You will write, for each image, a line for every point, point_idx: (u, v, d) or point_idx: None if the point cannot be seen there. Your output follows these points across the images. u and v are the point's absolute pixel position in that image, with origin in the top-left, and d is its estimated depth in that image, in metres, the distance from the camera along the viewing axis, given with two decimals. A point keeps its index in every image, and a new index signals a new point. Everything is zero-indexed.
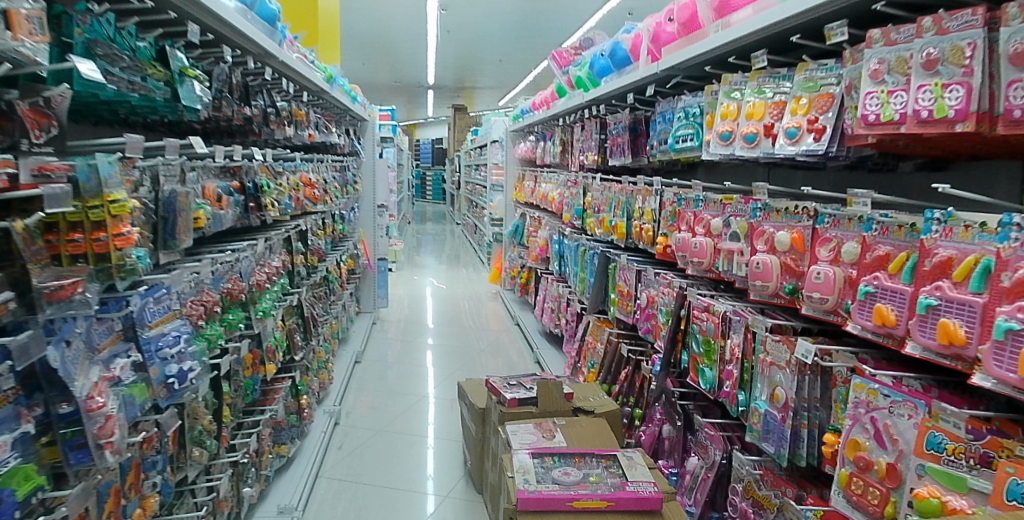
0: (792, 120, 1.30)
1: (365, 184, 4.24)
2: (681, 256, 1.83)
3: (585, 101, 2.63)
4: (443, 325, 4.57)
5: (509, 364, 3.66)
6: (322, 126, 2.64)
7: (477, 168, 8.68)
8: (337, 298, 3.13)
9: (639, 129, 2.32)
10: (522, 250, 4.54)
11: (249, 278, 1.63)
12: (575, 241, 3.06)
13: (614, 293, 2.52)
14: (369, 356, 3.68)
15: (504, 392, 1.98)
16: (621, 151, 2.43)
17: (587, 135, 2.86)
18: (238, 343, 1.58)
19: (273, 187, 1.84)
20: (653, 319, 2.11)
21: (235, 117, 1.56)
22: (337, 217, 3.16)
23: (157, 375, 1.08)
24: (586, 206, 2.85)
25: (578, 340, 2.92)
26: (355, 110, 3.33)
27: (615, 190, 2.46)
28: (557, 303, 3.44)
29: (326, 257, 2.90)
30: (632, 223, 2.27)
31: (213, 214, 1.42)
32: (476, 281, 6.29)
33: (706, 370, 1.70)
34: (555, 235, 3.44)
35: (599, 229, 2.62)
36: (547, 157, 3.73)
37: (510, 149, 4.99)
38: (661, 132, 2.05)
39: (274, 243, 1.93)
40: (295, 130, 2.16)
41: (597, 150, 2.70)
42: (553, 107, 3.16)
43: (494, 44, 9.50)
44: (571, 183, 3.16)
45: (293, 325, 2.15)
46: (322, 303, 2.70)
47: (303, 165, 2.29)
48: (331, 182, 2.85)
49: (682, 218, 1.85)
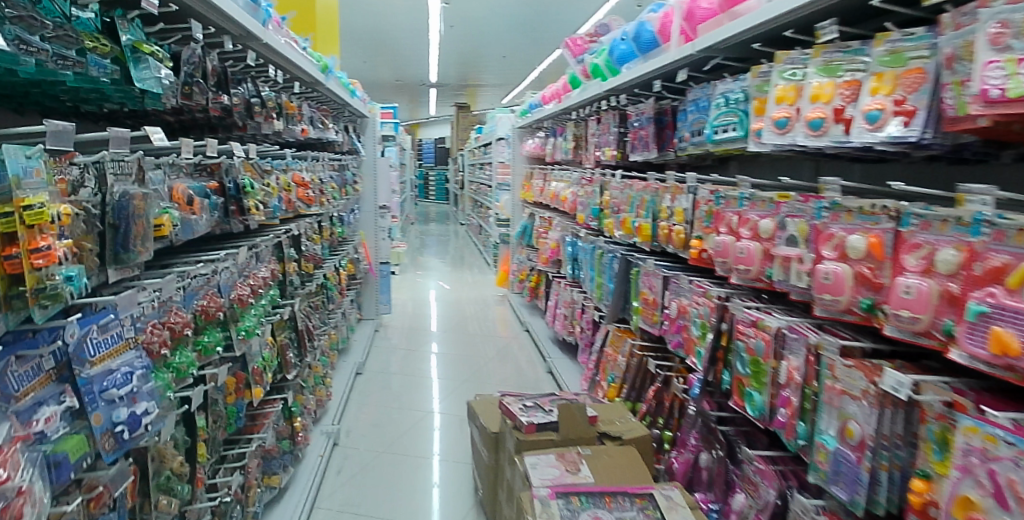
0: (873, 102, 1.08)
1: (365, 185, 4.03)
2: (721, 262, 1.61)
3: (603, 92, 2.41)
4: (449, 331, 4.35)
5: (520, 373, 3.43)
6: (317, 121, 2.42)
7: (482, 166, 8.47)
8: (335, 307, 2.93)
9: (666, 121, 2.10)
10: (531, 252, 4.33)
11: (230, 292, 1.42)
12: (590, 243, 2.84)
13: (636, 301, 2.30)
14: (371, 366, 3.47)
15: (520, 416, 1.77)
16: (644, 145, 2.20)
17: (604, 129, 2.63)
18: (215, 368, 1.37)
19: (260, 188, 1.63)
20: (685, 331, 1.88)
21: (210, 107, 1.35)
22: (335, 220, 2.95)
23: (100, 424, 0.86)
24: (603, 206, 2.63)
25: (595, 351, 2.70)
26: (355, 105, 3.11)
27: (638, 187, 2.24)
28: (571, 309, 3.22)
29: (323, 263, 2.69)
30: (658, 224, 2.04)
31: (183, 220, 1.19)
32: (482, 284, 6.08)
33: (754, 394, 1.48)
34: (568, 236, 3.22)
35: (619, 231, 2.39)
36: (558, 155, 3.51)
37: (517, 146, 4.77)
38: (694, 123, 1.82)
39: (261, 250, 1.71)
40: (286, 124, 1.94)
41: (616, 145, 2.47)
42: (566, 99, 2.94)
43: (498, 39, 9.29)
44: (586, 181, 2.94)
45: (284, 341, 1.94)
46: (319, 314, 2.49)
47: (295, 163, 2.07)
48: (329, 182, 2.63)
49: (722, 219, 1.63)
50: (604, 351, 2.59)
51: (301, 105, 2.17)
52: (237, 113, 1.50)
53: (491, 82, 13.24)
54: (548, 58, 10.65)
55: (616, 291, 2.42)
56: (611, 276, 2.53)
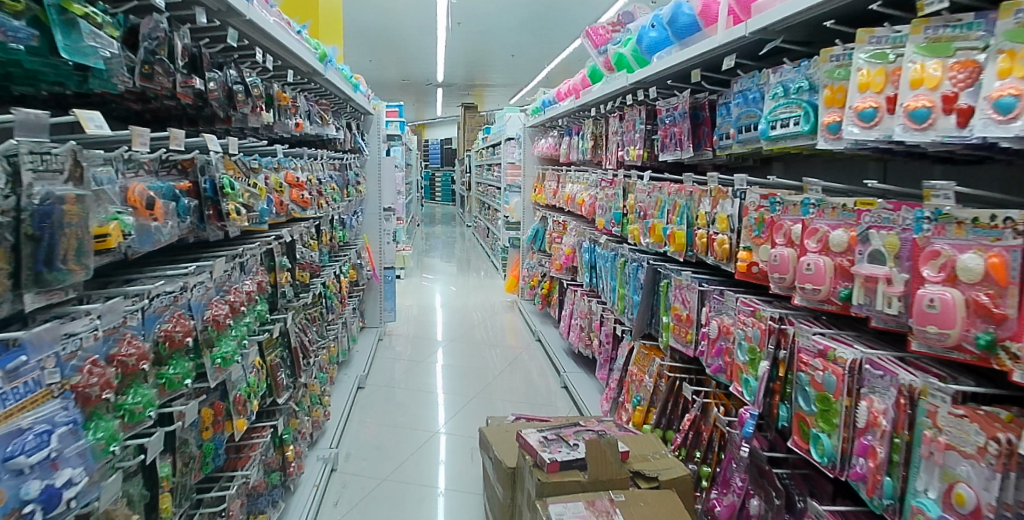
0: (1003, 86, 0.83)
1: (369, 185, 3.80)
2: (778, 279, 1.37)
3: (629, 84, 2.18)
4: (456, 339, 4.11)
5: (533, 387, 3.19)
6: (314, 116, 2.21)
7: (490, 168, 8.25)
8: (336, 317, 2.71)
9: (703, 116, 1.86)
10: (542, 258, 4.09)
11: (205, 312, 1.20)
12: (611, 250, 2.61)
13: (666, 316, 2.06)
14: (374, 379, 3.25)
15: (540, 452, 1.54)
16: (676, 143, 1.97)
17: (627, 126, 2.40)
18: (184, 402, 1.15)
19: (244, 189, 1.41)
20: (729, 354, 1.65)
21: (179, 92, 1.14)
22: (335, 223, 2.74)
23: (4, 503, 0.61)
24: (627, 210, 2.39)
25: (616, 368, 2.47)
26: (357, 100, 2.90)
27: (669, 190, 2.00)
28: (588, 321, 2.99)
29: (322, 271, 2.48)
30: (694, 232, 1.81)
31: (139, 228, 0.97)
32: (491, 289, 5.85)
33: (822, 437, 1.25)
34: (585, 242, 2.98)
35: (646, 238, 2.16)
36: (574, 155, 3.28)
37: (528, 146, 4.54)
38: (741, 117, 1.59)
39: (246, 261, 1.49)
40: (277, 117, 1.73)
41: (642, 143, 2.24)
42: (585, 95, 2.71)
43: (507, 37, 9.06)
44: (605, 182, 2.70)
45: (274, 361, 1.71)
46: (316, 327, 2.27)
47: (288, 160, 1.85)
48: (328, 184, 2.41)
49: (780, 228, 1.39)
50: (628, 370, 2.36)
51: (297, 96, 1.95)
52: (214, 102, 1.28)
53: (499, 82, 13.03)
54: (559, 57, 10.41)
55: (642, 305, 2.18)
56: (635, 287, 2.29)
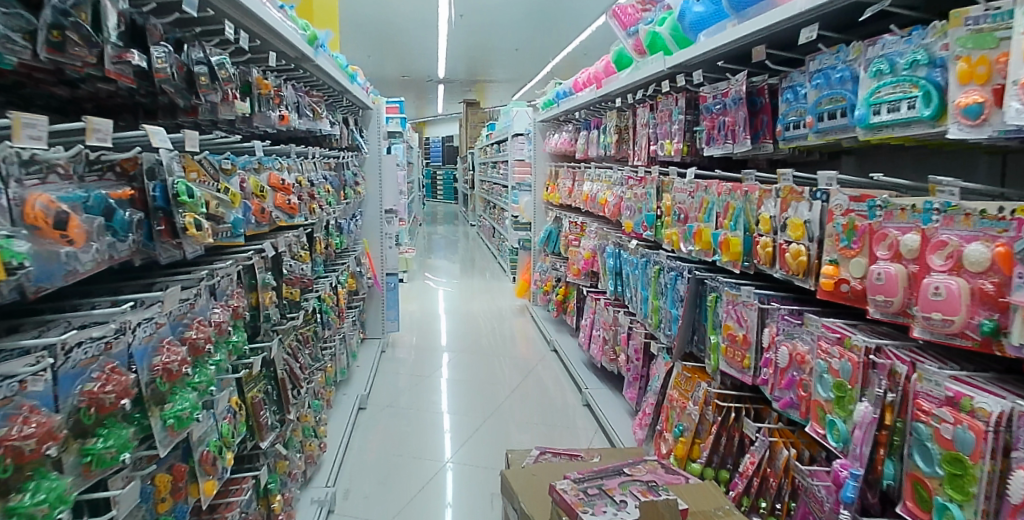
0: None
1: (369, 185, 3.51)
2: (881, 302, 1.09)
3: (667, 69, 1.89)
4: (465, 349, 3.81)
5: (551, 406, 2.89)
6: (305, 109, 1.92)
7: (495, 165, 7.95)
8: (332, 334, 2.42)
9: (762, 102, 1.59)
10: (556, 261, 3.79)
11: (151, 359, 0.90)
12: (642, 256, 2.31)
13: (715, 335, 1.78)
14: (376, 398, 2.96)
15: (582, 512, 1.25)
16: (727, 134, 1.68)
17: (660, 116, 2.10)
18: (123, 480, 0.86)
19: (212, 195, 1.12)
20: (805, 388, 1.37)
21: (109, 70, 0.85)
22: (331, 228, 2.45)
23: None
24: (661, 212, 2.10)
25: (651, 391, 2.17)
26: (354, 92, 2.61)
27: (718, 189, 1.71)
28: (613, 333, 2.69)
29: (315, 284, 2.19)
30: (756, 239, 1.53)
31: (39, 256, 0.68)
32: (499, 292, 5.55)
33: (953, 509, 0.91)
34: (609, 246, 2.69)
35: (689, 245, 1.87)
36: (594, 151, 2.98)
37: (539, 142, 4.23)
38: (820, 101, 1.31)
39: (214, 284, 1.20)
40: (257, 107, 1.44)
41: (681, 135, 1.94)
42: (609, 83, 2.41)
43: (511, 30, 8.74)
44: (633, 180, 2.40)
45: (255, 398, 1.43)
46: (308, 350, 1.98)
47: (270, 159, 1.56)
48: (321, 186, 2.12)
49: (883, 239, 1.10)
50: (666, 393, 2.07)
51: (281, 85, 1.66)
52: (169, 85, 1.00)
53: (502, 77, 12.71)
54: (565, 49, 10.07)
55: (684, 321, 1.89)
56: (674, 300, 2.00)
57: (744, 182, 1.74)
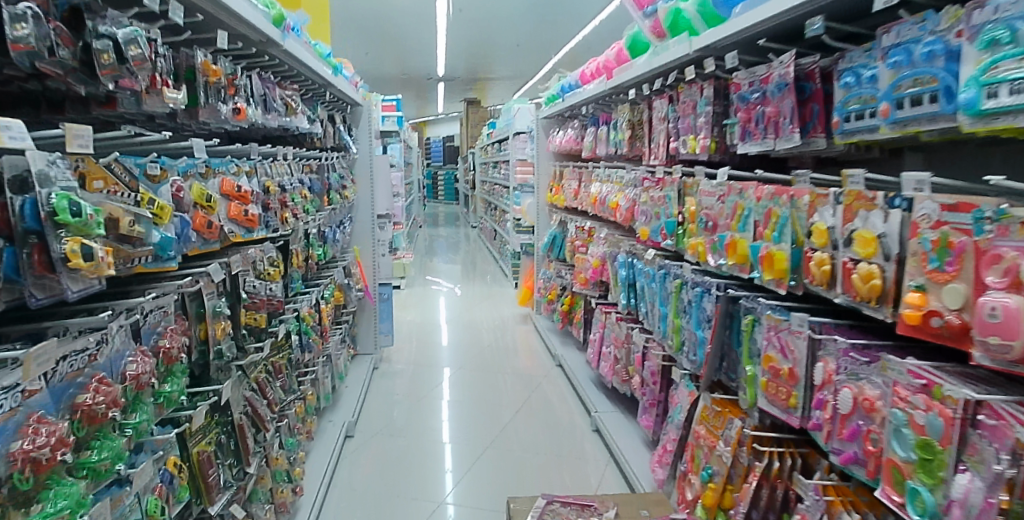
0: None
1: (359, 187, 3.23)
2: (994, 347, 0.80)
3: (693, 53, 1.63)
4: (464, 363, 3.54)
5: (558, 432, 2.60)
6: (273, 103, 1.65)
7: (496, 164, 7.68)
8: (313, 356, 2.17)
9: (812, 89, 1.34)
10: (561, 268, 3.52)
11: (8, 445, 0.63)
12: (659, 267, 2.05)
13: (751, 366, 1.53)
14: (367, 422, 2.69)
15: None
16: (767, 128, 1.43)
17: (682, 109, 1.83)
18: None
19: (126, 210, 0.86)
20: (876, 441, 1.10)
21: None
22: (312, 238, 2.19)
23: None
24: (683, 219, 1.84)
25: (672, 422, 1.91)
26: (338, 85, 2.35)
27: (757, 193, 1.45)
28: (625, 351, 2.42)
29: (291, 302, 1.93)
30: (809, 254, 1.27)
31: None
32: (500, 299, 5.28)
33: None
34: (620, 255, 2.42)
35: (719, 257, 1.61)
36: (603, 149, 2.71)
37: (542, 140, 3.96)
38: (899, 83, 1.06)
39: (130, 323, 0.94)
40: (205, 98, 1.19)
41: (709, 130, 1.67)
42: (622, 73, 2.15)
43: (511, 26, 8.47)
44: (649, 181, 2.13)
45: (201, 454, 1.17)
46: (280, 381, 1.72)
47: (224, 162, 1.30)
48: (296, 191, 1.86)
49: (996, 261, 0.82)
50: (690, 427, 1.80)
51: (241, 73, 1.40)
52: (52, 63, 0.74)
53: (502, 74, 12.42)
54: (568, 44, 9.77)
55: (714, 348, 1.63)
56: (700, 321, 1.74)
57: (788, 185, 1.48)
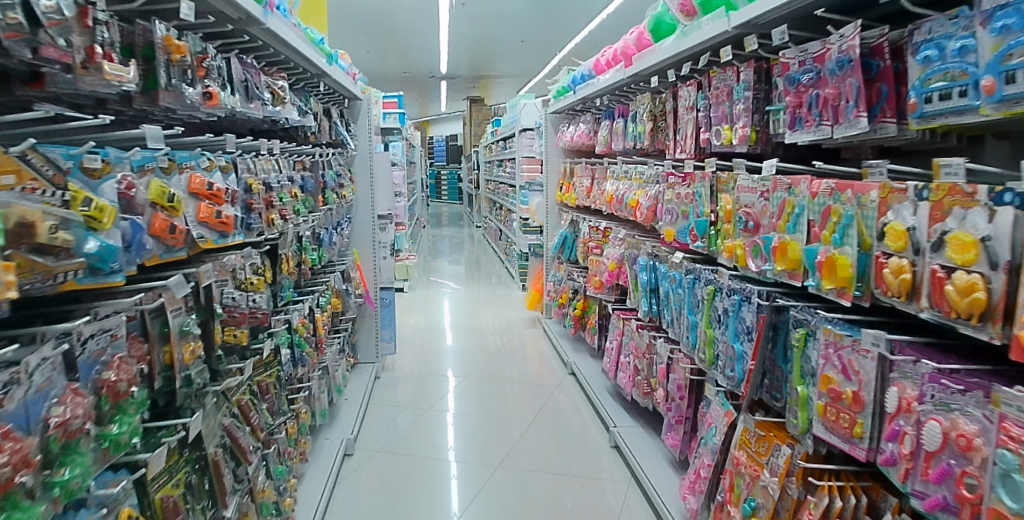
0: None
1: (358, 186, 3.03)
2: None
3: (732, 31, 1.43)
4: (471, 372, 3.34)
5: (574, 450, 2.40)
6: (256, 90, 1.46)
7: (502, 163, 7.46)
8: (307, 371, 1.97)
9: (879, 66, 1.14)
10: (573, 271, 3.32)
11: None
12: (687, 272, 1.85)
13: (803, 386, 1.33)
14: (368, 438, 2.50)
15: None
16: (823, 113, 1.23)
17: (715, 95, 1.63)
18: None
19: (39, 213, 0.65)
20: (973, 487, 0.91)
21: None
22: (305, 241, 1.99)
23: None
24: (717, 218, 1.64)
25: (704, 446, 1.71)
26: (333, 74, 2.16)
27: (811, 187, 1.25)
28: (647, 362, 2.22)
29: (279, 313, 1.73)
30: (880, 260, 1.07)
31: None
32: (507, 302, 5.08)
33: None
34: (641, 257, 2.23)
35: (763, 262, 1.41)
36: (620, 144, 2.50)
37: (550, 136, 3.76)
38: (1007, 54, 0.85)
39: (58, 355, 0.74)
40: (166, 79, 1.00)
41: (748, 118, 1.48)
42: (644, 58, 1.94)
43: (515, 21, 8.26)
44: (674, 177, 1.93)
45: (166, 500, 0.97)
46: (267, 403, 1.52)
47: (194, 155, 1.11)
48: (285, 190, 1.67)
49: None
50: (727, 451, 1.60)
51: (215, 54, 1.21)
52: None
53: (506, 71, 12.20)
54: (573, 39, 9.54)
55: (758, 364, 1.44)
56: (738, 333, 1.54)
57: (856, 180, 1.27)
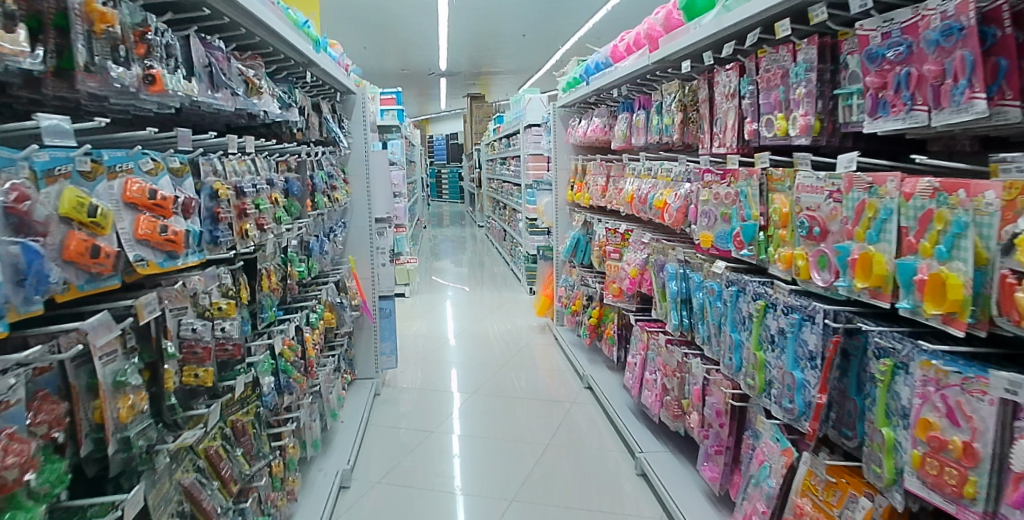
0: None
1: (353, 189, 2.80)
2: None
3: (792, 1, 1.19)
4: (478, 386, 3.11)
5: (595, 477, 2.16)
6: (223, 77, 1.23)
7: (505, 162, 7.23)
8: (297, 398, 1.74)
9: (995, 35, 0.89)
10: (587, 276, 3.09)
11: None
12: (730, 284, 1.61)
13: (889, 428, 1.08)
14: (366, 468, 2.26)
15: None
16: (916, 95, 0.99)
17: (765, 79, 1.39)
18: None
19: None
20: None
21: None
22: (292, 252, 1.76)
23: None
24: (770, 222, 1.40)
25: (755, 488, 1.46)
26: (322, 63, 1.92)
27: (904, 187, 1.01)
28: (677, 382, 1.99)
29: (260, 338, 1.50)
30: (1007, 280, 0.80)
31: None
32: (514, 306, 4.85)
33: None
34: (670, 265, 1.99)
35: (834, 276, 1.17)
36: (642, 138, 2.27)
37: (560, 131, 3.53)
38: None
39: None
40: (88, 56, 0.77)
41: (811, 103, 1.24)
42: (674, 39, 1.70)
43: (517, 15, 8.02)
44: (711, 174, 1.69)
45: None
46: (244, 447, 1.29)
47: (134, 155, 0.88)
48: (264, 194, 1.43)
49: None
50: (786, 496, 1.36)
51: (163, 30, 0.98)
52: None
53: (507, 67, 11.96)
54: (576, 34, 9.31)
55: (827, 398, 1.20)
56: (798, 358, 1.30)
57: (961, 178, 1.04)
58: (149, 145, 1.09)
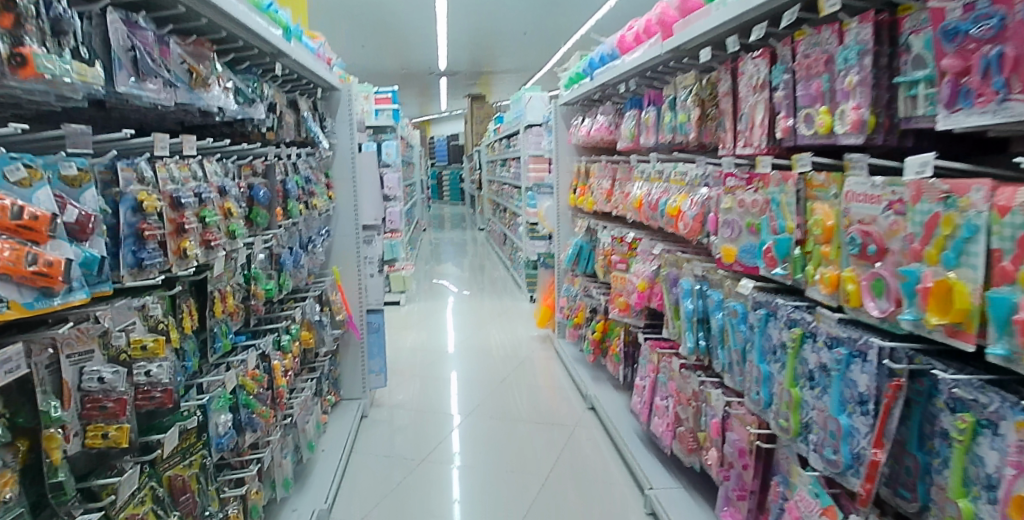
0: None
1: (339, 193, 2.59)
2: None
3: None
4: (474, 405, 2.89)
5: (601, 515, 1.93)
6: (153, 63, 1.01)
7: (506, 163, 7.02)
8: (263, 434, 1.53)
9: None
10: (591, 286, 2.87)
11: None
12: (759, 307, 1.39)
13: (967, 500, 0.87)
14: (347, 504, 2.04)
15: None
16: (1013, 81, 0.76)
17: (805, 66, 1.18)
18: None
19: None
20: None
21: None
22: (257, 268, 1.55)
23: None
24: (812, 236, 1.18)
25: None
26: (295, 53, 1.71)
27: (997, 197, 0.77)
28: (693, 412, 1.77)
29: (211, 370, 1.29)
30: None
31: None
32: (514, 315, 4.65)
33: None
34: (685, 280, 1.77)
35: (898, 305, 0.95)
36: (652, 138, 2.05)
37: (562, 131, 3.31)
38: None
39: None
40: None
41: (865, 94, 1.02)
42: (692, 23, 1.48)
43: (517, 13, 7.82)
44: (735, 179, 1.47)
45: None
46: (182, 509, 1.08)
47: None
48: (214, 204, 1.23)
49: None
50: None
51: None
52: None
53: (507, 67, 11.76)
54: (578, 32, 9.10)
55: (884, 455, 0.98)
56: (844, 401, 1.08)
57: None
58: (36, 148, 0.87)
